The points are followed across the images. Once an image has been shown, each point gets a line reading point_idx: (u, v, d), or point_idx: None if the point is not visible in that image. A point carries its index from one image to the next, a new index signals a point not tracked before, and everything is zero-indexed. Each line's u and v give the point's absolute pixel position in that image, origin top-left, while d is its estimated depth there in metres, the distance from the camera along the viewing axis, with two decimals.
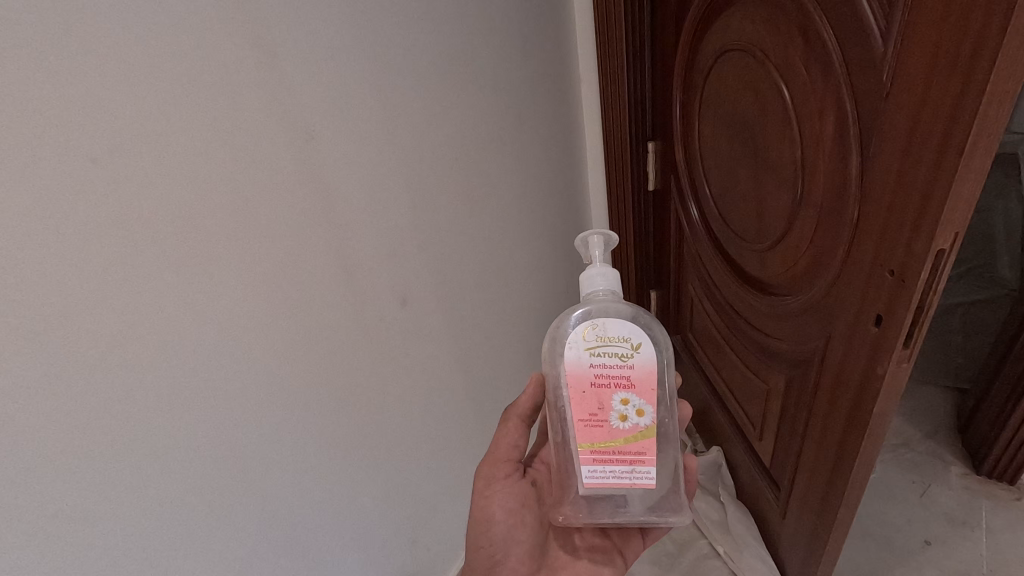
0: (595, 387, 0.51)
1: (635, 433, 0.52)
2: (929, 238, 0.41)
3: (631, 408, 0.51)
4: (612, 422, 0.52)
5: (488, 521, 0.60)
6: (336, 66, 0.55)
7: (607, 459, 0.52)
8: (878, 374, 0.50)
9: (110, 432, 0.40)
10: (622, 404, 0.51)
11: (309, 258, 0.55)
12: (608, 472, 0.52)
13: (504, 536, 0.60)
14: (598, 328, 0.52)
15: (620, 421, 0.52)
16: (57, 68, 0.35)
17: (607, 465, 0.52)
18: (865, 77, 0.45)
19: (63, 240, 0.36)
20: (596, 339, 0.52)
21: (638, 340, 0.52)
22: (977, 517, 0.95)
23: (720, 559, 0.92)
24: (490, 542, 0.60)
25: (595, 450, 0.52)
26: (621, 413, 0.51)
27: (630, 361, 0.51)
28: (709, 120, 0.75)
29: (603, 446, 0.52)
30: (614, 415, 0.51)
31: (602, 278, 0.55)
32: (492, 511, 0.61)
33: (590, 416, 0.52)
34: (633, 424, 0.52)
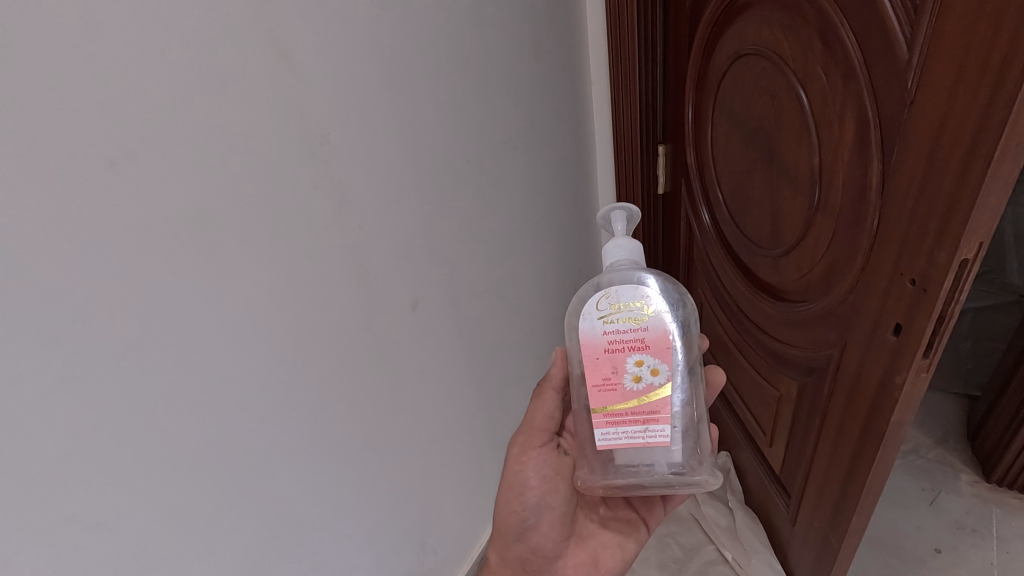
0: (608, 352, 0.51)
1: (649, 393, 0.51)
2: (953, 247, 0.40)
3: (645, 369, 0.51)
4: (625, 384, 0.51)
5: (522, 488, 0.60)
6: (350, 67, 0.55)
7: (619, 420, 0.52)
8: (896, 383, 0.50)
9: (123, 437, 0.40)
10: (636, 366, 0.51)
11: (322, 262, 0.55)
12: (619, 433, 0.52)
13: (537, 501, 0.60)
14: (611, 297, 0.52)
15: (633, 383, 0.51)
16: (74, 70, 0.35)
17: (619, 426, 0.52)
18: (887, 82, 0.44)
19: (79, 245, 0.36)
20: (608, 307, 0.51)
21: (648, 301, 0.51)
22: (988, 525, 0.94)
23: (727, 565, 0.90)
24: (522, 507, 0.60)
25: (608, 414, 0.52)
26: (634, 375, 0.51)
27: (643, 324, 0.51)
28: (723, 124, 0.74)
29: (614, 409, 0.52)
30: (627, 378, 0.51)
31: (623, 249, 0.54)
32: (526, 476, 0.60)
33: (602, 381, 0.51)
34: (647, 384, 0.51)
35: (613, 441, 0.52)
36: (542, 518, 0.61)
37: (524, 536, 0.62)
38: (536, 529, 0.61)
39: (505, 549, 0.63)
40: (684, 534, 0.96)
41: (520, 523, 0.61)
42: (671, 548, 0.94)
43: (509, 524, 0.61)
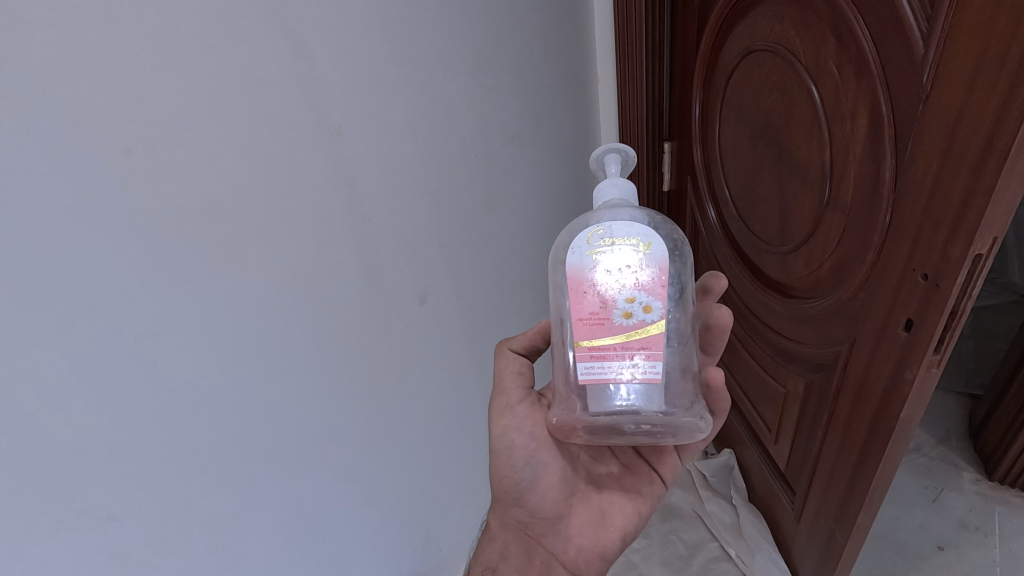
0: (597, 285, 0.48)
1: (640, 329, 0.47)
2: (967, 242, 0.40)
3: (637, 305, 0.47)
4: (614, 319, 0.47)
5: (510, 451, 0.57)
6: (361, 61, 0.55)
7: (605, 354, 0.47)
8: (906, 378, 0.50)
9: (141, 426, 0.40)
10: (628, 301, 0.47)
11: (333, 255, 0.55)
12: (607, 368, 0.46)
13: (527, 462, 0.57)
14: (604, 231, 0.49)
15: (624, 318, 0.47)
16: (90, 58, 0.34)
17: (606, 360, 0.47)
18: (902, 78, 0.44)
19: (101, 233, 0.36)
20: (601, 240, 0.48)
21: (646, 239, 0.48)
22: (990, 523, 0.94)
23: (731, 562, 0.90)
24: (512, 471, 0.57)
25: (592, 347, 0.47)
26: (625, 309, 0.47)
27: (638, 261, 0.48)
28: (730, 120, 0.74)
29: (600, 342, 0.47)
30: (617, 312, 0.47)
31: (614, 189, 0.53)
32: (511, 437, 0.56)
33: (590, 314, 0.47)
34: (639, 321, 0.47)
35: (598, 376, 0.47)
36: (538, 480, 0.57)
37: (522, 501, 0.58)
38: (534, 493, 0.58)
39: (504, 515, 0.60)
40: (687, 530, 0.96)
41: (515, 486, 0.57)
42: (675, 545, 0.94)
43: (505, 490, 0.58)
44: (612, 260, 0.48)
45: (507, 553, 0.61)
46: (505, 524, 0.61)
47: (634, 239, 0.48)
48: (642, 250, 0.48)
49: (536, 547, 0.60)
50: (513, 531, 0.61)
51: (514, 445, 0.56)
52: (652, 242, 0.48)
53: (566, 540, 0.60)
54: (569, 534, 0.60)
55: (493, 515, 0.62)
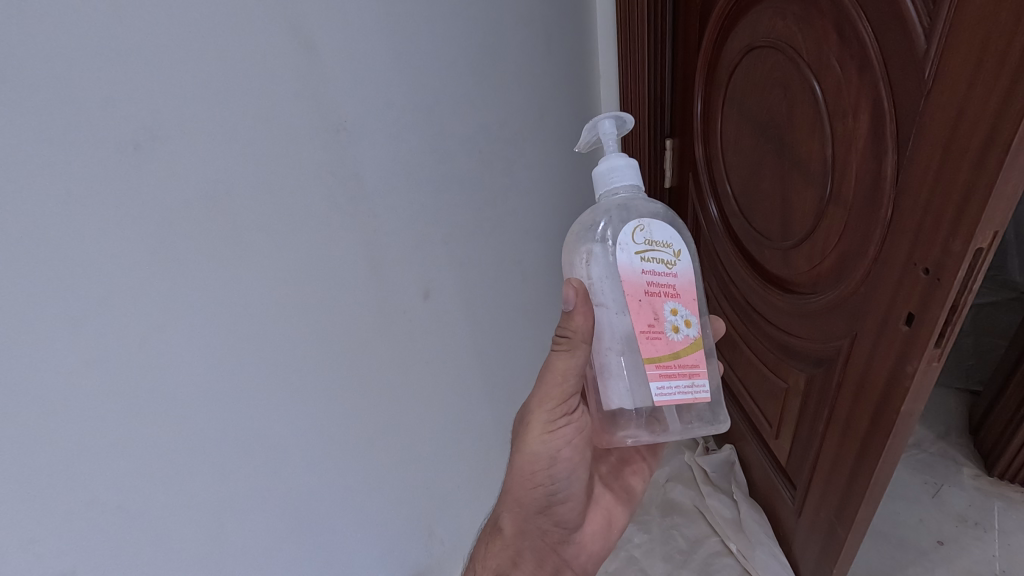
0: (649, 294, 0.49)
1: (688, 344, 0.51)
2: (968, 237, 0.41)
3: (682, 318, 0.50)
4: (668, 332, 0.49)
5: (550, 461, 0.57)
6: (365, 56, 0.55)
7: (670, 373, 0.49)
8: (906, 373, 0.50)
9: (148, 419, 0.40)
10: (674, 314, 0.50)
11: (337, 250, 0.55)
12: (672, 388, 0.49)
13: (567, 474, 0.58)
14: (645, 231, 0.50)
15: (674, 331, 0.50)
16: (97, 50, 0.35)
17: (671, 379, 0.49)
18: (904, 73, 0.44)
19: (109, 227, 0.36)
20: (644, 242, 0.49)
21: (678, 246, 0.51)
22: (989, 518, 0.95)
23: (732, 557, 0.91)
24: (550, 482, 0.58)
25: (659, 364, 0.49)
26: (674, 323, 0.50)
27: (673, 268, 0.51)
28: (732, 117, 0.75)
29: (664, 361, 0.49)
30: (669, 325, 0.49)
31: (624, 171, 0.52)
32: (555, 446, 0.56)
33: (648, 327, 0.49)
34: (685, 335, 0.50)
35: (667, 397, 0.49)
36: (570, 492, 0.59)
37: (549, 509, 0.60)
38: (563, 502, 0.60)
39: (524, 520, 0.60)
40: (688, 526, 0.97)
41: (547, 495, 0.58)
42: (676, 540, 0.95)
43: (533, 499, 0.58)
44: (655, 267, 0.49)
45: (520, 560, 0.60)
46: (524, 529, 0.60)
47: (671, 246, 0.51)
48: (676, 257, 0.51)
49: (550, 555, 0.62)
50: (533, 538, 0.61)
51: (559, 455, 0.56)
52: (682, 251, 0.52)
53: (580, 547, 0.64)
54: (584, 539, 0.64)
55: (508, 518, 0.60)
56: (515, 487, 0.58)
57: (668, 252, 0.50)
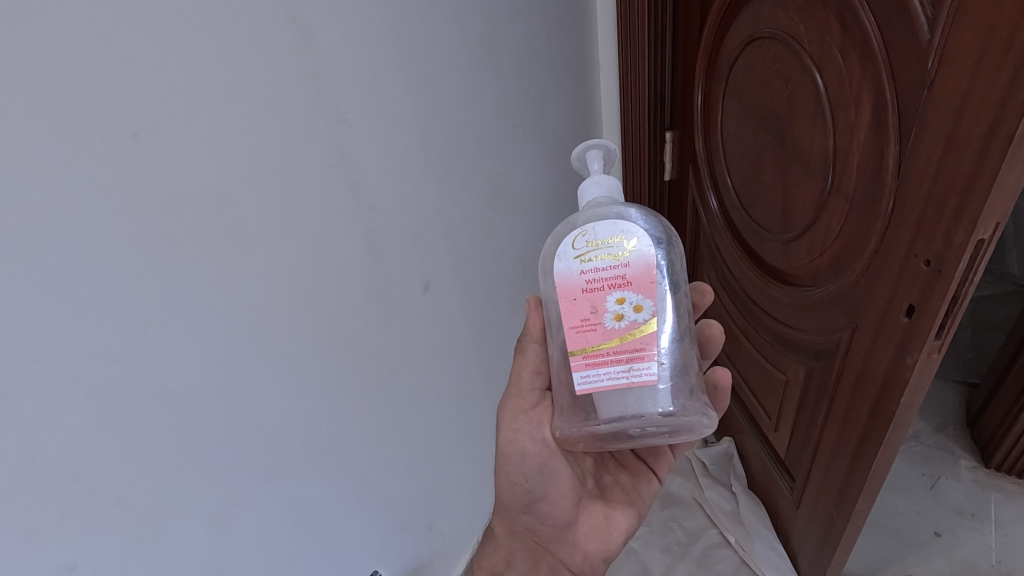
0: (586, 292, 0.48)
1: (632, 330, 0.48)
2: (970, 228, 0.41)
3: (628, 306, 0.48)
4: (606, 323, 0.48)
5: (520, 458, 0.57)
6: (365, 47, 0.55)
7: (600, 361, 0.48)
8: (906, 364, 0.50)
9: (148, 411, 0.40)
10: (618, 303, 0.48)
11: (337, 242, 0.55)
12: (601, 374, 0.48)
13: (538, 469, 0.57)
14: (588, 234, 0.49)
15: (615, 320, 0.48)
16: (96, 41, 0.34)
17: (602, 367, 0.48)
18: (907, 64, 0.44)
19: (107, 219, 0.36)
20: (585, 245, 0.49)
21: (631, 235, 0.48)
22: (986, 510, 0.95)
23: (731, 548, 0.91)
24: (523, 479, 0.57)
25: (587, 354, 0.48)
26: (616, 313, 0.48)
27: (624, 260, 0.48)
28: (733, 109, 0.74)
29: (596, 349, 0.48)
30: (608, 316, 0.48)
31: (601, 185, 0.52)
32: (521, 444, 0.56)
33: (581, 322, 0.48)
34: (630, 321, 0.48)
35: (593, 383, 0.48)
36: (549, 488, 0.58)
37: (531, 507, 0.59)
38: (543, 500, 0.58)
39: (511, 522, 0.61)
40: (687, 518, 0.97)
41: (525, 494, 0.58)
42: (675, 532, 0.96)
43: (513, 496, 0.59)
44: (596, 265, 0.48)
45: (514, 559, 0.63)
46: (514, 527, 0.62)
47: (619, 239, 0.48)
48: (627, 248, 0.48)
49: (544, 554, 0.62)
50: (523, 536, 0.62)
51: (526, 451, 0.56)
52: (637, 239, 0.48)
53: (573, 546, 0.61)
54: (577, 539, 0.61)
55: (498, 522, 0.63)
56: (497, 487, 0.60)
57: (615, 246, 0.48)
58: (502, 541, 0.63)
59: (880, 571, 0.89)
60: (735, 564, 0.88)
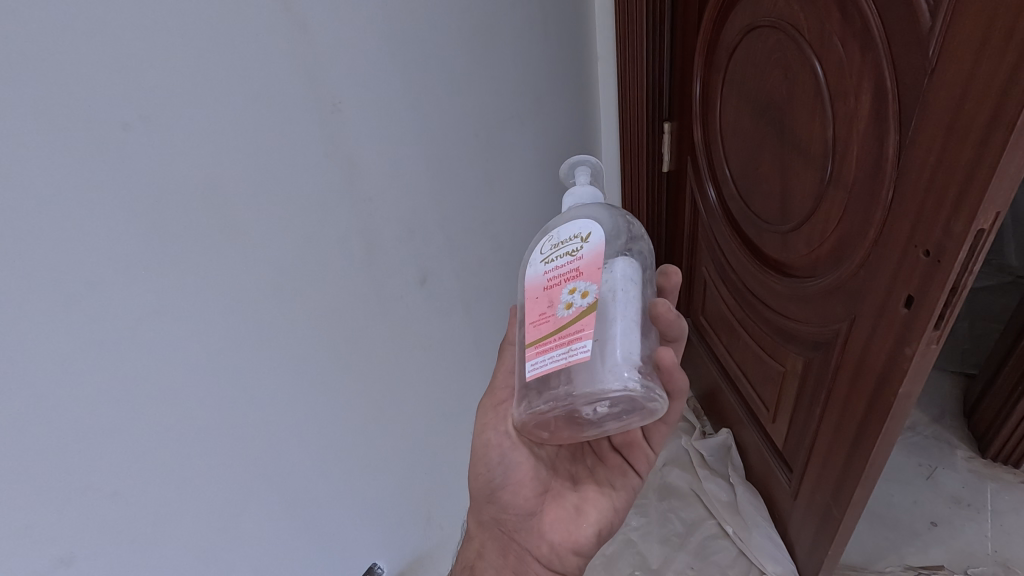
0: (547, 288, 0.49)
1: (579, 313, 0.45)
2: (970, 218, 0.40)
3: (577, 294, 0.46)
4: (557, 312, 0.47)
5: (486, 449, 0.59)
6: (360, 37, 0.54)
7: (546, 347, 0.46)
8: (905, 355, 0.50)
9: (143, 404, 0.40)
10: (570, 292, 0.47)
11: (333, 234, 0.54)
12: (545, 360, 0.45)
13: (499, 458, 0.59)
14: (553, 239, 0.51)
15: (565, 309, 0.46)
16: (86, 29, 0.34)
17: (546, 352, 0.46)
18: (908, 52, 0.44)
19: (99, 210, 0.36)
20: (552, 248, 0.51)
21: (588, 231, 0.49)
22: (982, 500, 0.96)
23: (728, 538, 0.92)
24: (486, 468, 0.59)
25: (538, 343, 0.47)
26: (568, 301, 0.46)
27: (579, 253, 0.48)
28: (732, 99, 0.74)
29: (545, 338, 0.46)
30: (560, 305, 0.47)
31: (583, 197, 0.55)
32: (488, 435, 0.60)
33: (539, 315, 0.48)
34: (578, 308, 0.46)
35: (540, 369, 0.46)
36: (511, 477, 0.58)
37: (495, 496, 0.59)
38: (505, 487, 0.59)
39: (478, 513, 0.62)
40: (685, 508, 0.98)
41: (488, 482, 0.59)
42: (672, 523, 0.96)
43: (479, 486, 0.60)
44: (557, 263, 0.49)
45: (484, 550, 0.62)
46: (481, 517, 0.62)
47: (575, 236, 0.49)
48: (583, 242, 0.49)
49: (510, 544, 0.60)
50: (489, 527, 0.61)
51: (492, 440, 0.59)
52: (592, 233, 0.49)
53: (539, 536, 0.59)
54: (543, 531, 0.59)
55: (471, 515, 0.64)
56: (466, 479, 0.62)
57: (573, 243, 0.49)
58: (479, 534, 0.63)
59: (877, 560, 0.90)
60: (733, 554, 0.90)
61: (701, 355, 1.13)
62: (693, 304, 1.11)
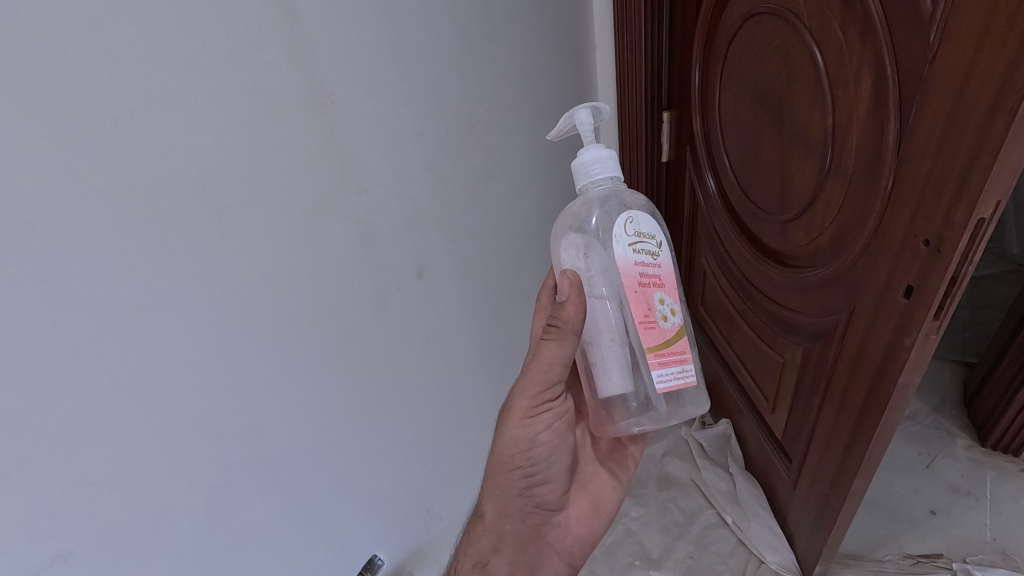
0: (642, 286, 0.50)
1: (677, 331, 0.52)
2: (970, 207, 0.40)
3: (669, 308, 0.51)
4: (660, 322, 0.51)
5: (528, 444, 0.57)
6: (353, 27, 0.53)
7: (666, 360, 0.51)
8: (904, 345, 0.50)
9: (136, 400, 0.40)
10: (662, 303, 0.51)
11: (329, 228, 0.54)
12: (668, 374, 0.51)
13: (545, 455, 0.58)
14: (633, 222, 0.50)
15: (665, 321, 0.51)
16: (71, 19, 0.33)
17: (667, 366, 0.51)
18: (908, 37, 0.43)
19: (89, 206, 0.35)
20: (635, 234, 0.50)
21: (661, 238, 0.53)
22: (982, 488, 0.96)
23: (728, 528, 0.93)
24: (529, 463, 0.58)
25: (657, 353, 0.50)
26: (665, 313, 0.51)
27: (658, 260, 0.52)
28: (731, 87, 0.73)
29: (660, 349, 0.50)
30: (661, 315, 0.51)
31: (598, 164, 0.50)
32: (534, 429, 0.57)
33: (645, 317, 0.50)
34: (672, 324, 0.52)
35: (665, 382, 0.51)
36: (550, 473, 0.60)
37: (529, 491, 0.60)
38: (541, 484, 0.60)
39: (505, 504, 0.60)
40: (685, 499, 0.98)
41: (525, 478, 0.59)
42: (672, 513, 0.97)
43: (513, 481, 0.59)
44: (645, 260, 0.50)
45: (501, 544, 0.60)
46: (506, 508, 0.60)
47: (654, 239, 0.52)
48: (659, 248, 0.52)
49: (533, 540, 0.62)
50: (515, 520, 0.61)
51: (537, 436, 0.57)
52: (666, 242, 0.53)
53: (563, 530, 0.64)
54: (567, 524, 0.64)
55: (490, 505, 0.61)
56: (494, 470, 0.59)
57: (654, 245, 0.52)
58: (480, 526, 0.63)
59: (876, 548, 0.90)
60: (732, 544, 0.91)
61: (700, 345, 1.12)
62: (693, 295, 1.10)
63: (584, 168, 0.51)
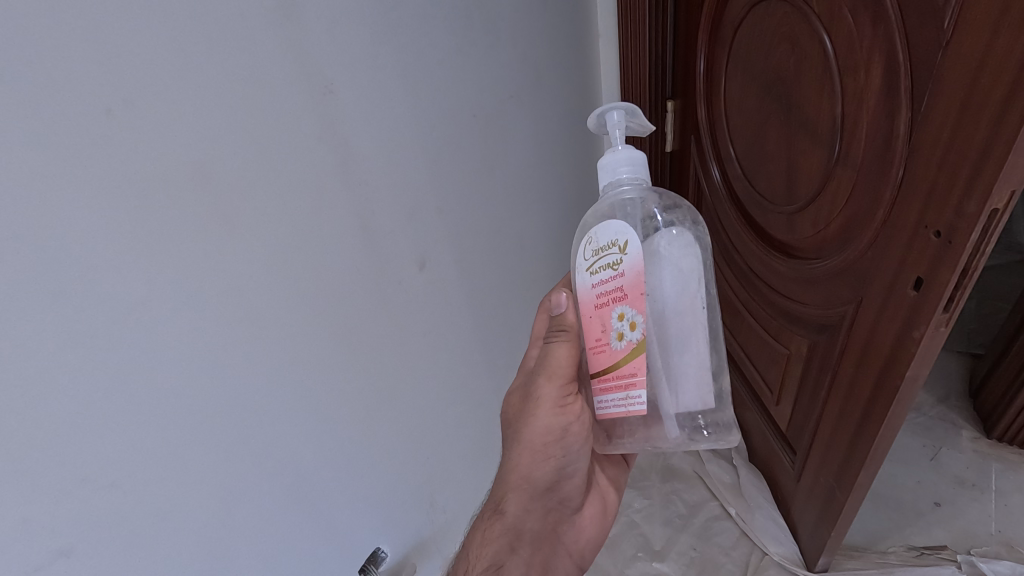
0: (598, 308, 0.48)
1: (633, 349, 0.46)
2: (982, 198, 0.39)
3: (626, 323, 0.46)
4: (612, 344, 0.48)
5: (561, 435, 0.56)
6: (351, 15, 0.52)
7: (607, 389, 0.49)
8: (913, 338, 0.49)
9: (136, 396, 0.39)
10: (619, 319, 0.47)
11: (330, 222, 0.53)
12: (608, 402, 0.49)
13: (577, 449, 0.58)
14: (592, 241, 0.49)
15: (618, 340, 0.47)
16: (62, 7, 0.32)
17: (607, 394, 0.49)
18: (921, 23, 0.42)
19: (85, 200, 0.34)
20: (591, 255, 0.48)
21: (623, 239, 0.46)
22: (987, 479, 0.95)
23: (731, 520, 0.93)
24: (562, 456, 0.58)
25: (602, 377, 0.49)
26: (619, 331, 0.47)
27: (619, 268, 0.46)
28: (737, 75, 0.72)
29: (603, 375, 0.49)
30: (613, 335, 0.47)
31: (626, 166, 0.49)
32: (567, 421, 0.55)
33: (594, 341, 0.49)
34: (629, 341, 0.46)
35: (606, 410, 0.50)
36: (577, 470, 0.59)
37: (555, 487, 0.60)
38: (568, 480, 0.60)
39: (528, 502, 0.59)
40: (688, 491, 0.99)
41: (557, 470, 0.58)
42: (675, 505, 0.97)
43: (541, 474, 0.58)
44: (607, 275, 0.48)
45: (518, 544, 0.59)
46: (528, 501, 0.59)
47: (613, 244, 0.47)
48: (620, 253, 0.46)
49: (549, 536, 0.62)
50: (538, 517, 0.61)
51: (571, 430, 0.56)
52: (629, 242, 0.46)
53: (578, 530, 0.64)
54: (582, 522, 0.64)
55: (512, 499, 0.59)
56: (519, 462, 0.58)
57: (613, 254, 0.47)
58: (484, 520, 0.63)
59: (880, 540, 0.89)
60: (736, 535, 0.90)
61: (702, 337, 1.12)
62: None
63: (609, 171, 0.49)
